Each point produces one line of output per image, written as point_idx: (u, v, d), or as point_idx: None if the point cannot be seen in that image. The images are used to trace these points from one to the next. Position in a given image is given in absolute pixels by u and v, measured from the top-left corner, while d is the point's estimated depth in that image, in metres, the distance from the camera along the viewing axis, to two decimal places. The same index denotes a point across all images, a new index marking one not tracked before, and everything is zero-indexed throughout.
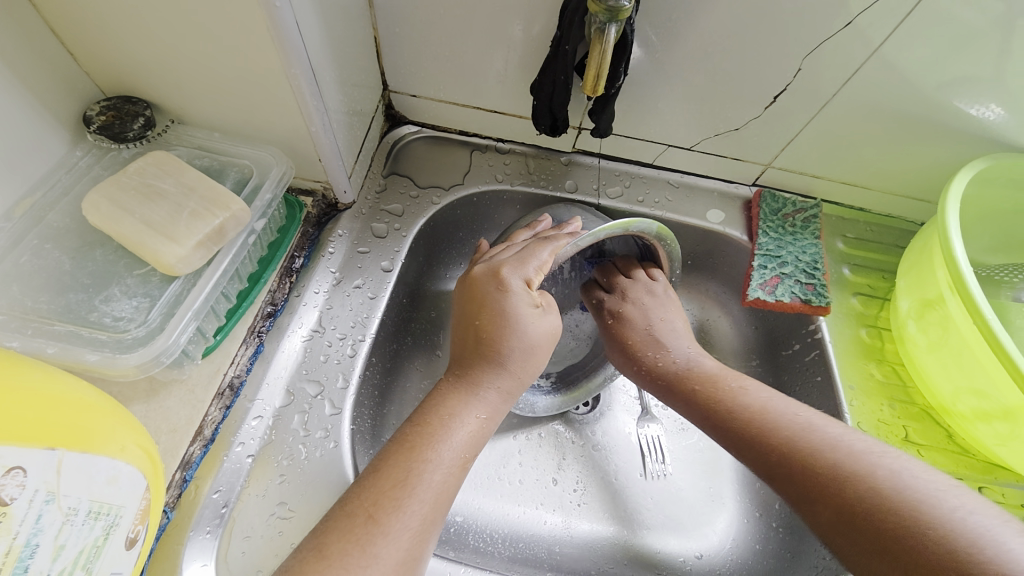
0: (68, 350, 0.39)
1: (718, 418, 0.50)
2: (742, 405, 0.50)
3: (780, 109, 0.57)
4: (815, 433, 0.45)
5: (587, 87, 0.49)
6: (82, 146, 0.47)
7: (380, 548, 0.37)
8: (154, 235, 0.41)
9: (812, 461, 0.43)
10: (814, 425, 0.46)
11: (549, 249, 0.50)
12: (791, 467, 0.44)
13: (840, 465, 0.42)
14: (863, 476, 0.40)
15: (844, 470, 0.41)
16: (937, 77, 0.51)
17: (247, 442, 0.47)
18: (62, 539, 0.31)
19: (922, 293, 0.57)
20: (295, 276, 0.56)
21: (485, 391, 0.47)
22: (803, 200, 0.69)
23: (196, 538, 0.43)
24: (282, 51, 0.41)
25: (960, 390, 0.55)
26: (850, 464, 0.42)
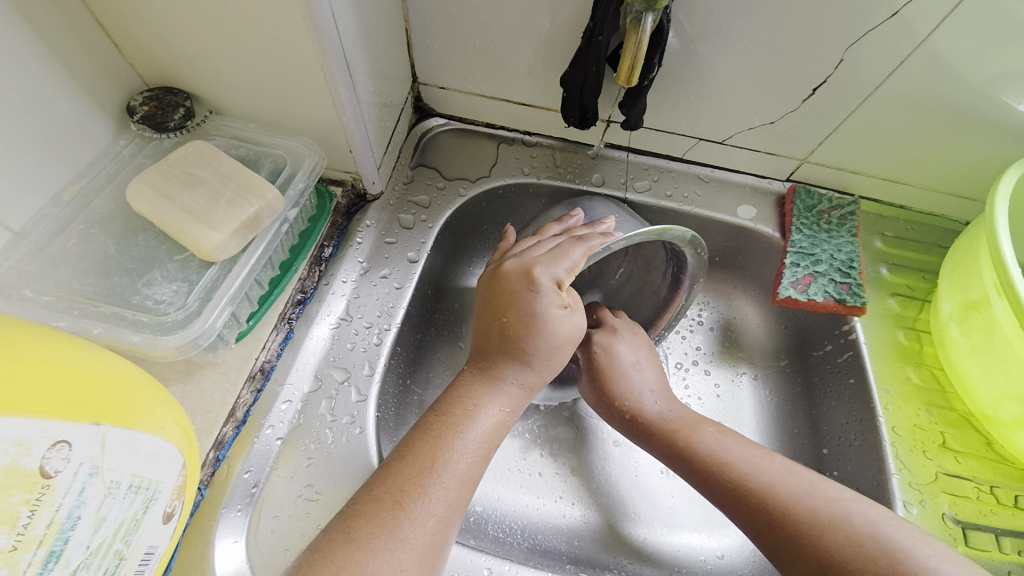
0: (113, 330, 0.40)
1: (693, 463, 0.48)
2: (717, 451, 0.48)
3: (818, 102, 0.55)
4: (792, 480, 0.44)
5: (621, 79, 0.47)
6: (125, 135, 0.49)
7: (405, 532, 0.38)
8: (193, 222, 0.42)
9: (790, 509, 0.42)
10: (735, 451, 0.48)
11: (582, 249, 0.49)
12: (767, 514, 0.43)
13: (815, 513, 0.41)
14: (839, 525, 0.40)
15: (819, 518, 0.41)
16: (988, 70, 0.48)
17: (276, 425, 0.49)
18: (104, 512, 0.32)
19: (965, 295, 0.55)
20: (324, 265, 0.57)
21: (508, 385, 0.47)
22: (840, 197, 0.66)
23: (228, 515, 0.45)
24: (317, 43, 0.42)
25: (1003, 396, 0.52)
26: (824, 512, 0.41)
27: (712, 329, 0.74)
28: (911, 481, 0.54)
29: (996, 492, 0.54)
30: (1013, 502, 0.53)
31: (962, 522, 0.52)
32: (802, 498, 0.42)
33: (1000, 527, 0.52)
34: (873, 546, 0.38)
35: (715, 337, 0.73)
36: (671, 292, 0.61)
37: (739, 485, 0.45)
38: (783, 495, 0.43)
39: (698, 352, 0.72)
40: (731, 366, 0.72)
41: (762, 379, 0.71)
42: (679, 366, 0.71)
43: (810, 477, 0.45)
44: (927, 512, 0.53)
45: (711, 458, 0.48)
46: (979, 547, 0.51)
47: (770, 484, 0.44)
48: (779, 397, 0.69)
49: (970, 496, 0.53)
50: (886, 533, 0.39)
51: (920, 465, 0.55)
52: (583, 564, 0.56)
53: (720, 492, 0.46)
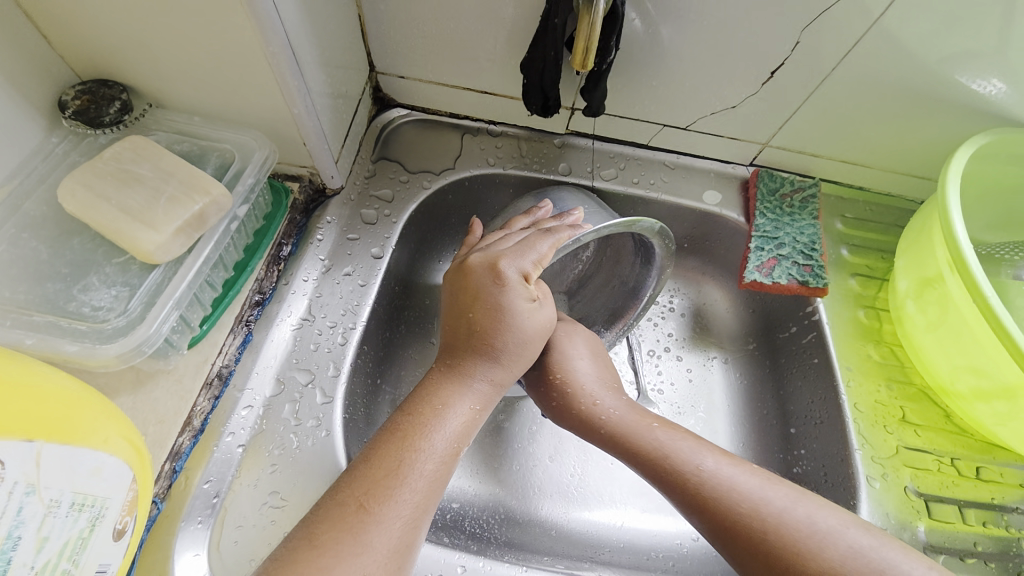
0: (47, 340, 0.38)
1: (667, 473, 0.46)
2: (693, 459, 0.46)
3: (777, 85, 0.56)
4: (771, 495, 0.42)
5: (576, 61, 0.47)
6: (58, 132, 0.46)
7: (371, 536, 0.37)
8: (131, 222, 0.39)
9: (773, 531, 0.40)
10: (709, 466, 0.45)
11: (549, 242, 0.49)
12: (752, 534, 0.41)
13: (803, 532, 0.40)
14: (824, 545, 0.39)
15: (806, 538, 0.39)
16: (937, 52, 0.49)
17: (237, 432, 0.47)
18: (45, 531, 0.30)
19: (920, 273, 0.57)
20: (283, 264, 0.55)
21: (477, 381, 0.47)
22: (801, 179, 0.67)
23: (187, 529, 0.43)
24: (260, 29, 0.40)
25: (958, 369, 0.54)
26: (814, 530, 0.40)
27: (683, 315, 0.74)
28: (873, 455, 0.56)
29: (957, 463, 0.56)
30: (974, 473, 0.55)
31: (923, 493, 0.54)
32: (780, 519, 0.41)
33: (960, 498, 0.54)
34: (856, 571, 0.38)
35: (686, 323, 0.74)
36: (637, 284, 0.62)
37: (713, 502, 0.43)
38: (762, 514, 0.41)
39: (669, 339, 0.73)
40: (702, 351, 0.72)
41: (732, 363, 0.72)
42: (651, 354, 0.71)
43: (786, 492, 0.43)
44: (890, 485, 0.54)
45: (685, 466, 0.45)
46: (941, 517, 0.53)
47: (747, 503, 0.42)
48: (748, 379, 0.70)
49: (930, 468, 0.55)
50: (864, 550, 0.39)
51: (882, 440, 0.56)
52: (559, 556, 0.56)
53: (694, 511, 0.44)
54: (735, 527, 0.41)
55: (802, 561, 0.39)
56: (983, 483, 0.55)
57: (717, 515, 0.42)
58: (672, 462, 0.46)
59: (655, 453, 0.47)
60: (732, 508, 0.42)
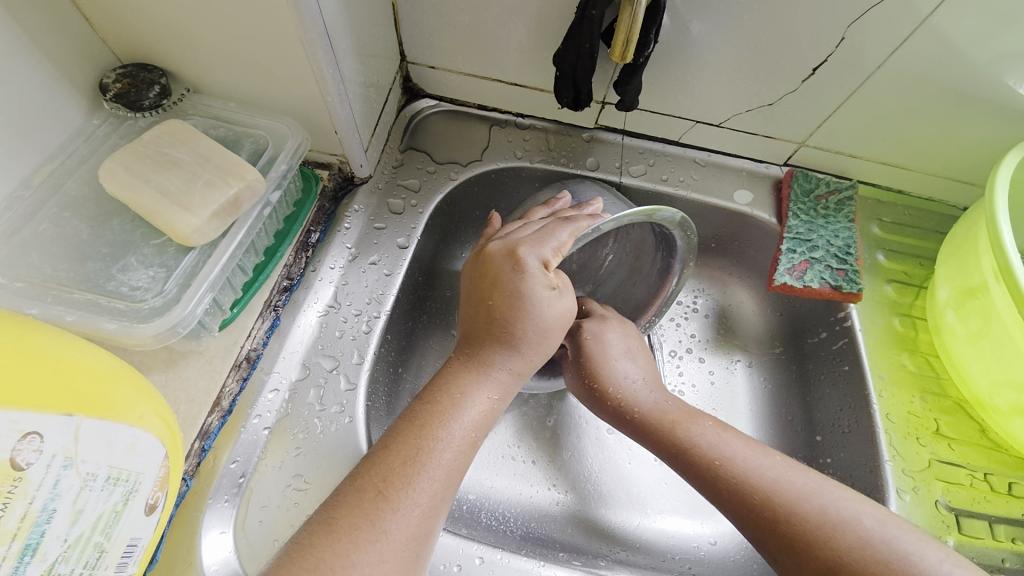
0: (87, 317, 0.38)
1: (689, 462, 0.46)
2: (715, 449, 0.46)
3: (818, 83, 0.54)
4: (795, 483, 0.42)
5: (616, 52, 0.47)
6: (99, 114, 0.47)
7: (389, 524, 0.37)
8: (168, 205, 0.40)
9: (788, 518, 0.40)
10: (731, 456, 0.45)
11: (569, 230, 0.48)
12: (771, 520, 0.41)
13: (823, 517, 0.39)
14: (842, 531, 0.38)
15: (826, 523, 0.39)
16: (991, 52, 0.47)
17: (264, 414, 0.48)
18: (80, 504, 0.31)
19: (963, 281, 0.54)
20: (311, 251, 0.55)
21: (496, 371, 0.46)
22: (838, 181, 0.65)
23: (214, 506, 0.44)
24: (298, 17, 0.40)
25: (998, 383, 0.52)
26: (834, 515, 0.39)
27: (707, 316, 0.73)
28: (904, 467, 0.54)
29: (990, 479, 0.54)
30: (1007, 489, 0.53)
31: (955, 509, 0.52)
32: (798, 508, 0.40)
33: (993, 515, 0.52)
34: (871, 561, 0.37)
35: (711, 324, 0.73)
36: (659, 279, 0.61)
37: (736, 490, 0.43)
38: (779, 504, 0.41)
39: (692, 339, 0.72)
40: (726, 353, 0.71)
41: (757, 366, 0.70)
42: (673, 354, 0.70)
43: (807, 481, 0.42)
44: (920, 499, 0.53)
45: (705, 456, 0.46)
46: (972, 534, 0.51)
47: (767, 491, 0.42)
48: (773, 384, 0.69)
49: (963, 483, 0.53)
50: (883, 539, 0.38)
51: (914, 452, 0.55)
52: (574, 552, 0.56)
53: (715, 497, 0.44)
54: (751, 515, 0.42)
55: (815, 547, 0.38)
56: (1017, 501, 0.53)
57: (736, 502, 0.43)
58: (696, 451, 0.46)
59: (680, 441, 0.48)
60: (751, 496, 0.42)
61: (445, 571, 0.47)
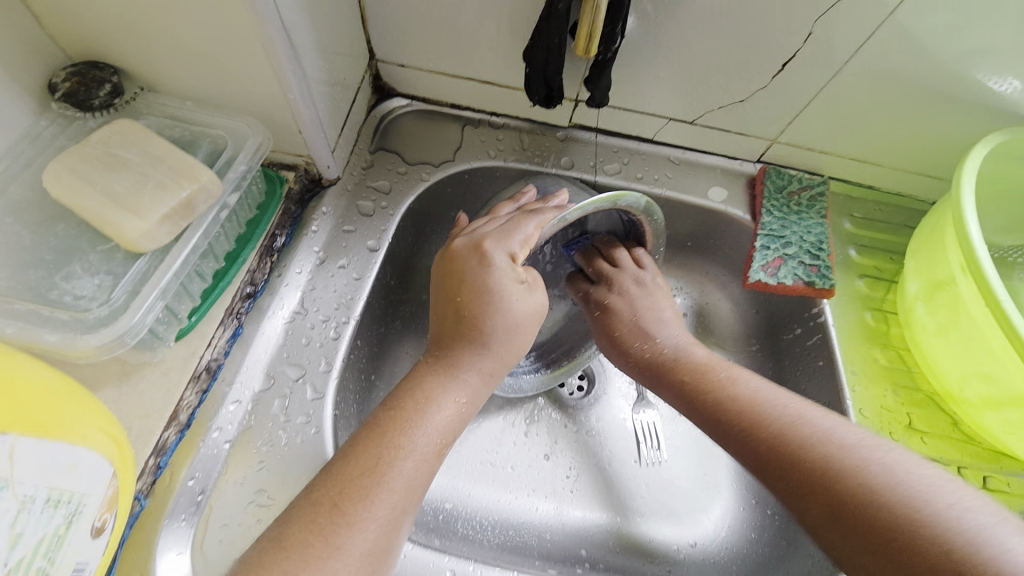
0: (27, 329, 0.36)
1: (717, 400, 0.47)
2: (741, 390, 0.47)
3: (788, 79, 0.54)
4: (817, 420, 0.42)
5: (579, 47, 0.46)
6: (47, 115, 0.44)
7: (343, 539, 0.36)
8: (116, 209, 0.38)
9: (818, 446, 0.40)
10: (805, 417, 0.43)
11: (535, 222, 0.49)
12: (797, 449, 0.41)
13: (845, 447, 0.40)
14: (866, 462, 0.38)
15: (848, 451, 0.39)
16: (956, 48, 0.47)
17: (224, 427, 0.46)
18: (20, 527, 0.29)
19: (931, 275, 0.55)
20: (277, 255, 0.53)
21: (465, 373, 0.45)
22: (809, 178, 0.66)
23: (171, 527, 0.42)
24: (252, 12, 0.39)
25: (968, 375, 0.53)
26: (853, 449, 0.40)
27: (685, 315, 0.73)
28: None
29: (963, 472, 0.54)
30: (980, 482, 0.54)
31: None
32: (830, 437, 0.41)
33: None
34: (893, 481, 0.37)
35: (688, 323, 0.73)
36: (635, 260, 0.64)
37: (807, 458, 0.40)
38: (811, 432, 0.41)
39: None
40: None
41: None
42: None
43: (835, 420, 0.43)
44: None
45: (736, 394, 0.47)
46: None
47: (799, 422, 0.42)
48: None
49: None
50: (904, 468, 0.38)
51: None
52: (552, 560, 0.55)
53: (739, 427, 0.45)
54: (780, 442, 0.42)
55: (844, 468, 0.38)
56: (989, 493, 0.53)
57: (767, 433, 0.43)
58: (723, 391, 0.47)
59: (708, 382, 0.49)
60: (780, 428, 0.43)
61: None
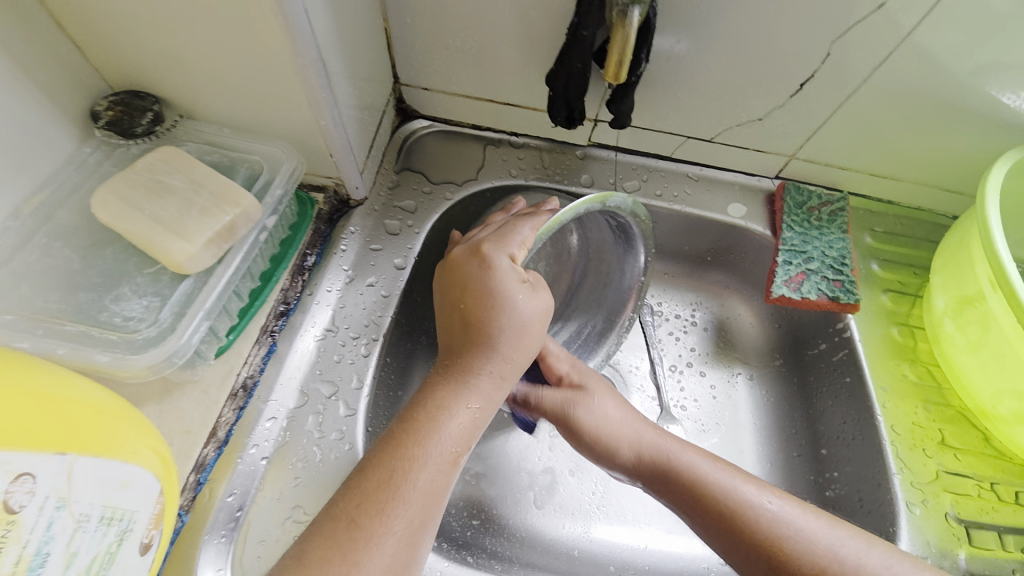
0: (79, 350, 0.37)
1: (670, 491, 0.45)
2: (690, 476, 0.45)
3: (806, 97, 0.55)
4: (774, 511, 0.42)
5: (609, 73, 0.46)
6: (91, 143, 0.46)
7: (362, 555, 0.36)
8: (163, 232, 0.39)
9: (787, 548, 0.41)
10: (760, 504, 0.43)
11: (530, 224, 0.48)
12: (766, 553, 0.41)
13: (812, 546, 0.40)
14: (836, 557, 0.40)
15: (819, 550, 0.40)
16: (972, 62, 0.48)
17: (261, 444, 0.46)
18: (75, 547, 0.30)
19: (959, 290, 0.55)
20: (308, 274, 0.55)
21: (476, 379, 0.44)
22: (829, 193, 0.66)
23: (210, 543, 0.42)
24: (292, 42, 0.40)
25: (1001, 392, 0.52)
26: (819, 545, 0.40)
27: (706, 329, 0.73)
28: (912, 480, 0.54)
29: (997, 488, 0.53)
30: (1014, 498, 0.53)
31: (964, 521, 0.52)
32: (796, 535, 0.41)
33: (1002, 525, 0.52)
34: None
35: (709, 337, 0.72)
36: (627, 268, 0.60)
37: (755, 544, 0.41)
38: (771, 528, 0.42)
39: (692, 353, 0.71)
40: (726, 366, 0.71)
41: (758, 379, 0.70)
42: (673, 369, 0.70)
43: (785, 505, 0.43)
44: (930, 512, 0.52)
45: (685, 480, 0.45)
46: (982, 546, 0.51)
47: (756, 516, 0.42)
48: (775, 396, 0.69)
49: (971, 493, 0.53)
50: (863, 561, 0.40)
51: (921, 464, 0.54)
52: None
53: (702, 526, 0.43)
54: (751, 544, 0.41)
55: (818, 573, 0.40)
56: None
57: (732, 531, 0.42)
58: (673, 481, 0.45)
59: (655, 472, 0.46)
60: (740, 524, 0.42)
61: None
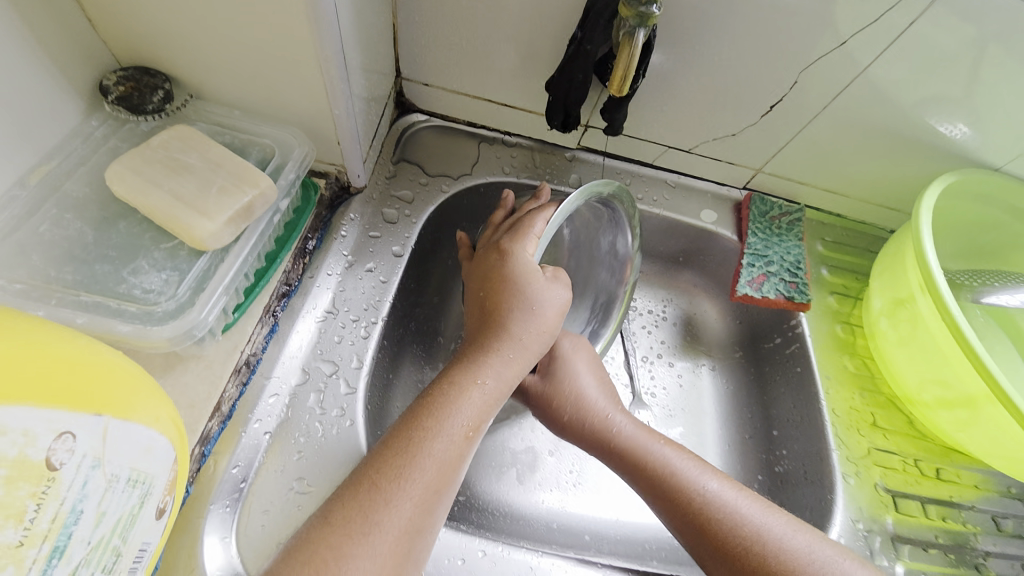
0: (97, 320, 0.38)
1: (663, 492, 0.49)
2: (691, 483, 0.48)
3: (776, 118, 0.61)
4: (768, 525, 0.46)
5: (614, 87, 0.50)
6: (97, 116, 0.46)
7: (382, 517, 0.38)
8: (184, 209, 0.40)
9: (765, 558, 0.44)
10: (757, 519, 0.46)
11: (541, 219, 0.53)
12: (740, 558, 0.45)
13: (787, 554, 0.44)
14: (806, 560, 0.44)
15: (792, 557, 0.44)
16: (915, 95, 0.55)
17: (264, 419, 0.48)
18: (104, 506, 0.30)
19: (894, 293, 0.63)
20: (309, 257, 0.56)
21: (495, 359, 0.48)
22: (789, 205, 0.73)
23: (215, 512, 0.44)
24: (316, 33, 0.42)
25: (925, 380, 0.60)
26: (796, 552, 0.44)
27: (675, 324, 0.79)
28: (848, 455, 0.62)
29: (920, 465, 0.62)
30: (935, 474, 0.62)
31: (891, 490, 0.60)
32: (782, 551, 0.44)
33: (923, 495, 0.60)
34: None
35: (678, 331, 0.79)
36: (613, 248, 0.64)
37: (709, 524, 0.46)
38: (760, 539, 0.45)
39: (662, 345, 0.78)
40: (692, 358, 0.77)
41: (720, 370, 0.77)
42: (645, 359, 0.76)
43: (784, 521, 0.46)
44: (862, 483, 0.60)
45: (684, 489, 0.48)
46: (907, 512, 0.59)
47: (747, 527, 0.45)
48: (733, 386, 0.76)
49: (897, 467, 0.62)
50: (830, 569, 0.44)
51: (856, 442, 0.63)
52: (561, 544, 0.60)
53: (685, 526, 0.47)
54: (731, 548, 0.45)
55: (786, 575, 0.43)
56: (943, 483, 0.61)
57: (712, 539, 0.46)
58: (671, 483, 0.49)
59: (656, 472, 0.49)
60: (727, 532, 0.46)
61: (450, 564, 0.50)
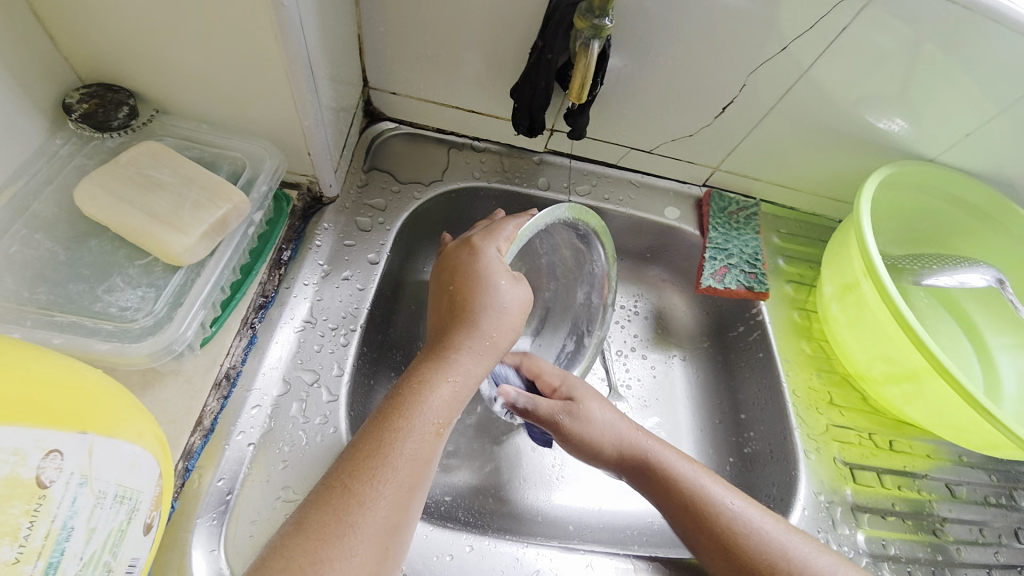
0: (76, 340, 0.38)
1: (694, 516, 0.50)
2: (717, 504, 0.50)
3: (729, 118, 0.65)
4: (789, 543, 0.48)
5: (574, 94, 0.53)
6: (61, 134, 0.46)
7: (357, 518, 0.39)
8: (158, 225, 0.41)
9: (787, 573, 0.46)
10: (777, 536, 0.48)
11: (514, 223, 0.55)
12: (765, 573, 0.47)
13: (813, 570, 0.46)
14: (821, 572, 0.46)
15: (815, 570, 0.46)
16: (852, 94, 0.60)
17: (247, 430, 0.48)
18: (94, 522, 0.31)
19: (842, 278, 0.68)
20: (284, 267, 0.57)
21: (461, 355, 0.49)
22: (745, 200, 0.78)
23: (201, 525, 0.44)
24: (285, 47, 0.43)
25: (873, 357, 0.65)
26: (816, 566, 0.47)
27: (646, 318, 0.82)
28: (809, 432, 0.66)
29: (874, 437, 0.67)
30: (888, 445, 0.67)
31: (849, 463, 0.65)
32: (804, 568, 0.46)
33: (879, 466, 0.65)
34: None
35: (649, 324, 0.82)
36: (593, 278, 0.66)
37: (734, 541, 0.48)
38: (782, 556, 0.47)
39: (634, 339, 0.81)
40: (664, 350, 0.81)
41: (690, 360, 0.80)
42: (619, 353, 0.79)
43: (804, 542, 0.48)
44: (822, 457, 0.65)
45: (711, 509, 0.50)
46: (865, 483, 0.64)
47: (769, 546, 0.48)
48: (703, 374, 0.79)
49: (854, 441, 0.66)
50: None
51: (815, 419, 0.67)
52: (547, 535, 0.62)
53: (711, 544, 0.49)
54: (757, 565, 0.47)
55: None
56: (895, 453, 0.66)
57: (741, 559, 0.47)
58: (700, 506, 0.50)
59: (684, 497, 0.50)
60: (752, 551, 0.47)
61: (439, 561, 0.52)
